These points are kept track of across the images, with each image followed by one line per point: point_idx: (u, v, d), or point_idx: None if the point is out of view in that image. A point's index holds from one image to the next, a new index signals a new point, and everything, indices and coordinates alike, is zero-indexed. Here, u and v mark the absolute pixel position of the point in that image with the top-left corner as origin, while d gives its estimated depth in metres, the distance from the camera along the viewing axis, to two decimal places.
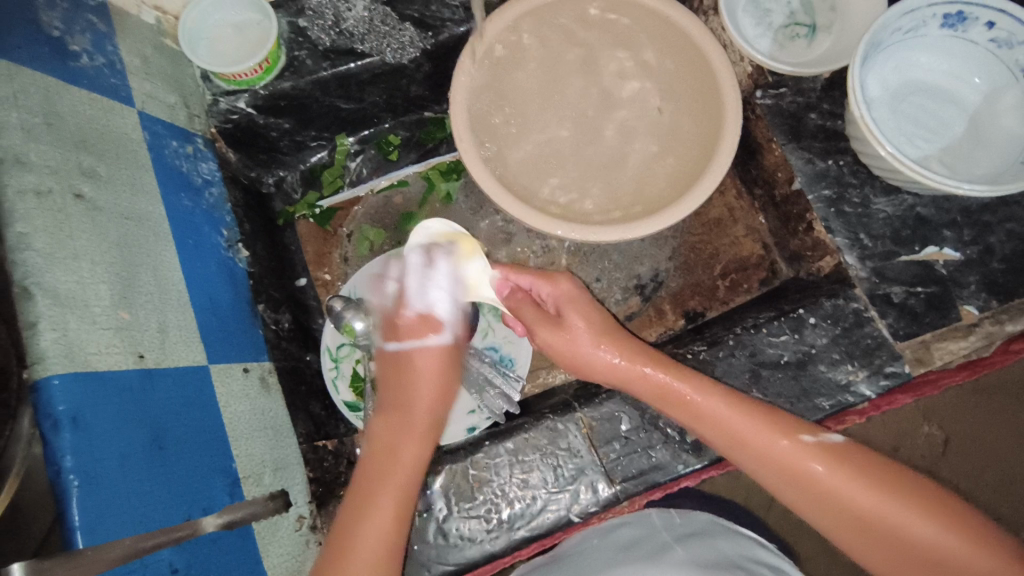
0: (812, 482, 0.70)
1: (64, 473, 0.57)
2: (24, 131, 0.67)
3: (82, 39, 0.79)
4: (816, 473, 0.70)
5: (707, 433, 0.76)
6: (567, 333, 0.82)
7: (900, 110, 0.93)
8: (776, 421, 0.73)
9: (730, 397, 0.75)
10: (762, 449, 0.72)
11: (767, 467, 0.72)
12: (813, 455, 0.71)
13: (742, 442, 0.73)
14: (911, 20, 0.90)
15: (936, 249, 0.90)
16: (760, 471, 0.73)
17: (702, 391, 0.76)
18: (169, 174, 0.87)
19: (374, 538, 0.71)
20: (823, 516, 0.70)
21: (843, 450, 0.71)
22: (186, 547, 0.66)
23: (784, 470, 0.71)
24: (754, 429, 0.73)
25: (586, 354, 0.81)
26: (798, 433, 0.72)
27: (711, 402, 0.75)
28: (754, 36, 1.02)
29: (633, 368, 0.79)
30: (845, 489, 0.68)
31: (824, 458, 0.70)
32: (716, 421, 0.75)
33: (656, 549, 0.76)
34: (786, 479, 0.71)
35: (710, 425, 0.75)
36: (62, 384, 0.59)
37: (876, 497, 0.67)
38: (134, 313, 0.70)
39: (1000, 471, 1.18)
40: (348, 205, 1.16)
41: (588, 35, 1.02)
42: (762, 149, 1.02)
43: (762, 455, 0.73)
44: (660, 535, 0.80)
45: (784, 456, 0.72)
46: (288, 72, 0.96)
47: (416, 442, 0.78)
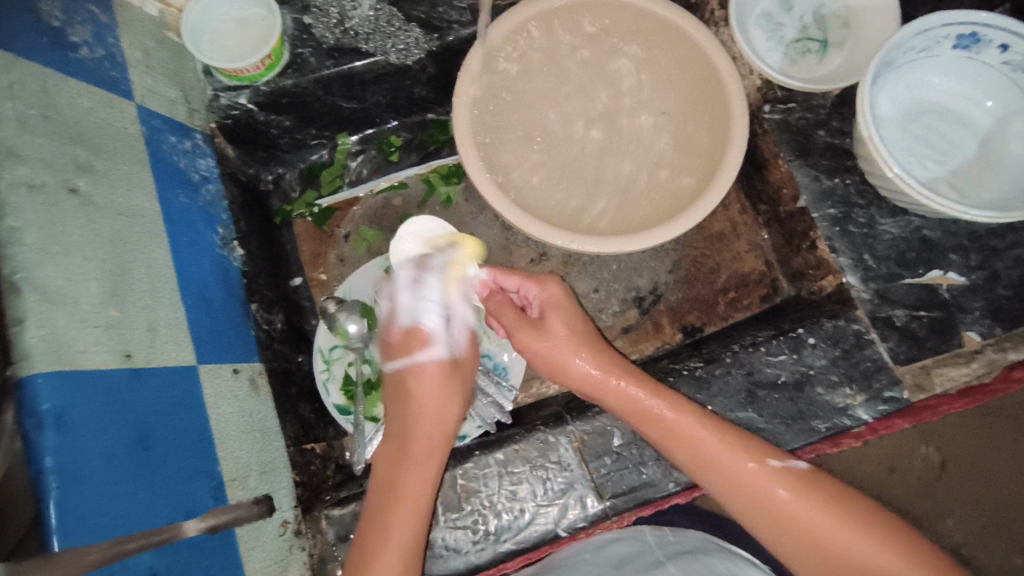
0: (775, 506, 0.69)
1: (45, 474, 0.56)
2: (19, 123, 0.66)
3: (83, 31, 0.78)
4: (779, 497, 0.69)
5: (674, 453, 0.75)
6: (549, 337, 0.81)
7: (910, 130, 0.92)
8: (744, 444, 0.73)
9: (700, 417, 0.75)
10: (725, 470, 0.72)
11: (730, 489, 0.72)
12: (778, 481, 0.70)
13: (710, 463, 0.73)
14: (924, 39, 0.88)
15: (941, 273, 0.89)
16: (723, 492, 0.73)
17: (675, 408, 0.75)
18: (166, 169, 0.86)
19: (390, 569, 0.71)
20: (781, 543, 0.68)
21: (807, 477, 0.70)
22: (166, 551, 0.65)
23: (747, 493, 0.71)
24: (718, 449, 0.73)
25: (565, 362, 0.80)
26: (766, 456, 0.72)
27: (681, 421, 0.75)
28: (764, 50, 1.01)
29: (611, 381, 0.78)
30: (807, 515, 0.68)
31: (788, 484, 0.70)
32: (685, 442, 0.74)
33: (645, 567, 0.74)
34: (750, 504, 0.71)
35: (678, 443, 0.75)
36: (47, 381, 0.59)
37: (836, 526, 0.66)
38: (124, 311, 0.69)
39: (996, 496, 1.17)
40: (347, 205, 1.15)
41: (595, 43, 1.01)
42: (768, 165, 1.01)
43: (726, 477, 0.72)
44: (653, 552, 0.78)
45: (747, 479, 0.71)
46: (291, 70, 0.95)
47: (421, 468, 0.77)
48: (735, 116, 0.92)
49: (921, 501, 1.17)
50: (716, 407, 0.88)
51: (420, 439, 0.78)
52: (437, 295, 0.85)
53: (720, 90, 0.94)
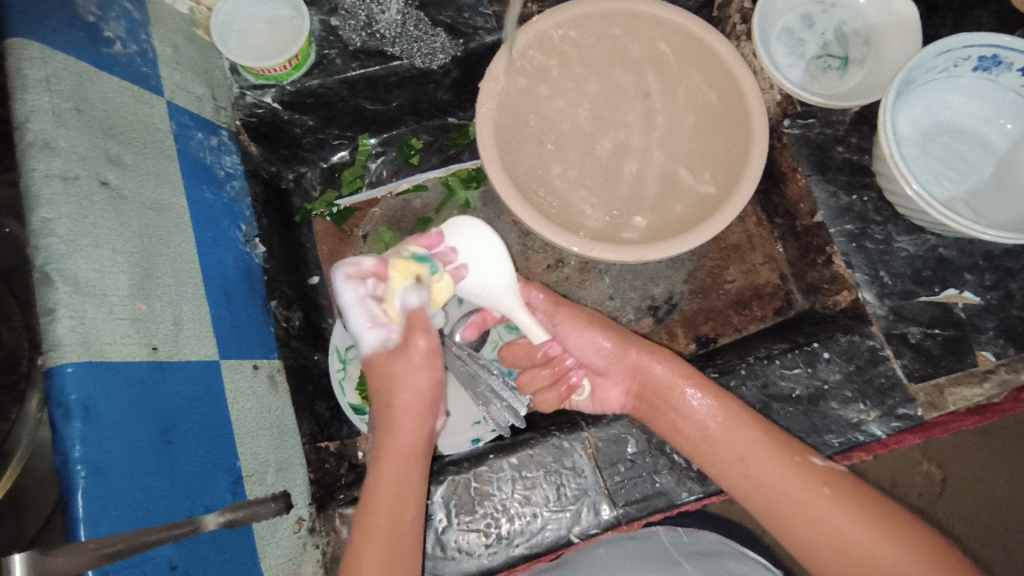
0: (816, 506, 0.70)
1: (72, 464, 0.57)
2: (54, 116, 0.67)
3: (116, 26, 0.79)
4: (821, 494, 0.70)
5: (711, 453, 0.77)
6: (582, 313, 0.85)
7: (928, 149, 0.92)
8: (779, 443, 0.75)
9: (741, 414, 0.77)
10: (770, 474, 0.73)
11: (770, 490, 0.73)
12: (818, 480, 0.71)
13: (747, 465, 0.75)
14: (944, 60, 0.89)
15: (956, 291, 0.89)
16: (759, 496, 0.74)
17: (711, 395, 0.78)
18: (193, 166, 0.86)
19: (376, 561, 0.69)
20: (818, 547, 0.69)
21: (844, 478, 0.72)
22: (185, 545, 0.65)
23: (788, 491, 0.72)
24: (758, 451, 0.74)
25: (593, 341, 0.83)
26: (808, 454, 0.74)
27: (716, 413, 0.78)
28: (785, 65, 1.02)
29: (644, 359, 0.81)
30: (840, 518, 0.68)
31: (829, 483, 0.71)
32: (726, 434, 0.76)
33: (664, 565, 0.79)
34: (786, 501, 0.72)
35: (719, 450, 0.76)
36: (75, 372, 0.59)
37: (873, 527, 0.67)
38: (150, 305, 0.70)
39: (996, 515, 1.17)
40: (366, 206, 1.16)
41: (618, 55, 1.01)
42: (786, 179, 1.02)
43: (764, 483, 0.73)
44: (669, 551, 0.83)
45: (785, 479, 0.72)
46: (317, 70, 0.96)
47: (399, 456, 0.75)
48: (755, 130, 0.93)
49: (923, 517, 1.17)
50: None
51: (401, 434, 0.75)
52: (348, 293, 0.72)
53: (741, 101, 0.96)
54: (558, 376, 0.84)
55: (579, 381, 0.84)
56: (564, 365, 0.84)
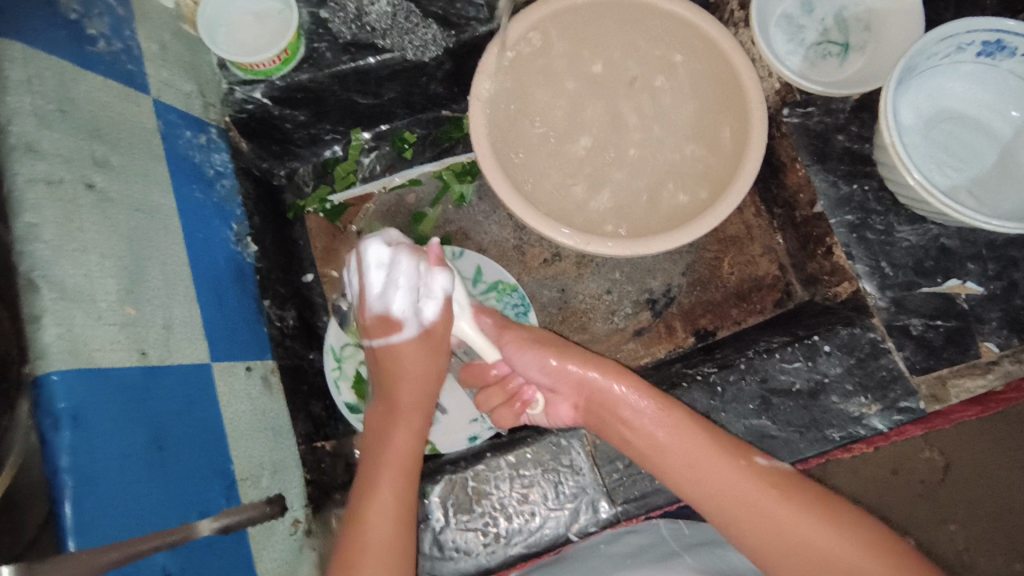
0: (766, 511, 0.67)
1: (61, 474, 0.56)
2: (38, 118, 0.65)
3: (100, 23, 0.77)
4: (770, 497, 0.67)
5: (660, 461, 0.73)
6: (524, 333, 0.80)
7: (931, 137, 0.91)
8: (726, 447, 0.72)
9: (681, 414, 0.74)
10: (720, 480, 0.70)
11: (717, 499, 0.69)
12: (765, 481, 0.69)
13: (698, 473, 0.71)
14: (946, 46, 0.87)
15: (959, 282, 0.88)
16: (713, 507, 0.70)
17: (655, 402, 0.75)
18: (181, 165, 0.85)
19: (379, 537, 0.70)
20: (773, 551, 0.66)
21: (791, 478, 0.69)
22: (180, 551, 0.64)
23: (738, 497, 0.68)
24: (706, 454, 0.71)
25: (535, 362, 0.78)
26: (752, 455, 0.71)
27: (661, 419, 0.74)
28: (784, 53, 1.00)
29: (586, 372, 0.77)
30: (794, 521, 0.65)
31: (776, 483, 0.69)
32: (672, 442, 0.73)
33: (662, 556, 0.73)
34: (736, 504, 0.68)
35: (666, 456, 0.73)
36: (63, 380, 0.59)
37: (825, 527, 0.64)
38: (140, 309, 0.69)
39: (999, 502, 1.16)
40: (360, 201, 1.15)
41: (612, 45, 0.99)
42: (785, 169, 1.01)
43: (716, 489, 0.70)
44: (669, 543, 0.76)
45: (732, 485, 0.69)
46: (307, 64, 0.94)
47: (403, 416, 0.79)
48: (754, 118, 0.91)
49: (925, 505, 1.17)
50: (730, 414, 0.87)
51: (403, 397, 0.79)
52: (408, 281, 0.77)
53: (739, 88, 0.93)
54: (512, 393, 0.82)
55: (533, 396, 0.81)
56: (517, 382, 0.82)
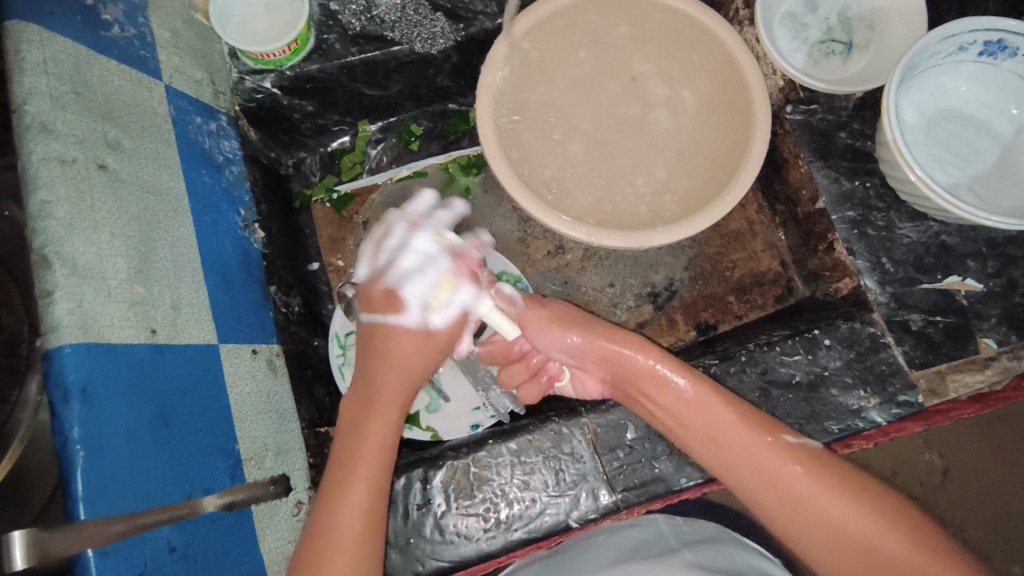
0: (787, 486, 0.67)
1: (71, 444, 0.57)
2: (52, 99, 0.67)
3: (114, 9, 0.79)
4: (792, 473, 0.67)
5: (685, 433, 0.74)
6: (550, 311, 0.79)
7: (933, 136, 0.92)
8: (752, 419, 0.71)
9: (711, 393, 0.73)
10: (746, 455, 0.70)
11: (741, 470, 0.70)
12: (790, 457, 0.68)
13: (724, 445, 0.71)
14: (948, 45, 0.88)
15: (959, 279, 0.89)
16: (736, 477, 0.71)
17: (690, 378, 0.73)
18: (191, 150, 0.86)
19: (348, 532, 0.66)
20: (796, 527, 0.66)
21: (818, 454, 0.69)
22: (186, 526, 0.65)
23: (761, 470, 0.69)
24: (734, 430, 0.71)
25: (557, 341, 0.77)
26: (781, 432, 0.71)
27: (692, 396, 0.73)
28: (787, 50, 1.01)
29: (618, 351, 0.75)
30: (815, 495, 0.65)
31: (800, 459, 0.68)
32: (697, 417, 0.72)
33: (662, 551, 0.75)
34: (759, 478, 0.69)
35: (690, 431, 0.73)
36: (73, 353, 0.59)
37: (844, 502, 0.64)
38: (149, 288, 0.70)
39: (998, 506, 1.17)
40: (365, 192, 1.15)
41: (616, 40, 1.01)
42: (788, 165, 1.02)
43: (739, 467, 0.70)
44: (668, 539, 0.80)
45: (758, 460, 0.69)
46: (316, 54, 0.96)
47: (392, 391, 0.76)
48: (758, 114, 0.92)
49: (924, 507, 1.17)
50: None
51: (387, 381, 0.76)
52: (427, 289, 0.77)
53: (742, 85, 0.95)
54: (536, 368, 0.85)
55: (559, 370, 0.85)
56: (541, 357, 0.84)
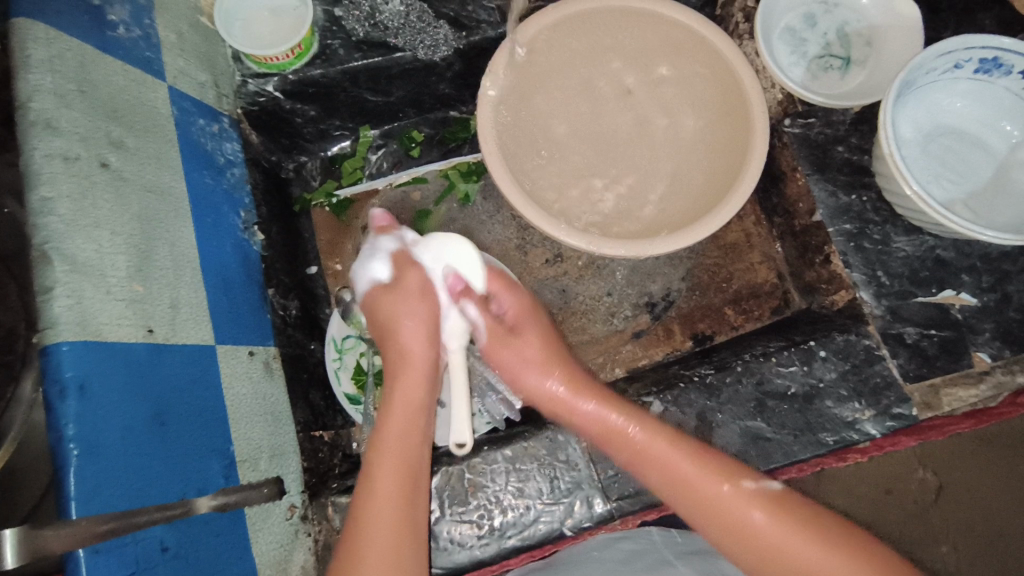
0: (753, 535, 0.66)
1: (66, 441, 0.57)
2: (57, 96, 0.67)
3: (121, 10, 0.79)
4: (756, 521, 0.67)
5: (647, 475, 0.73)
6: (518, 350, 0.81)
7: (929, 151, 0.93)
8: (710, 462, 0.71)
9: (666, 441, 0.73)
10: (708, 503, 0.69)
11: (701, 515, 0.69)
12: (753, 503, 0.68)
13: (687, 494, 0.70)
14: (944, 62, 0.89)
15: (953, 293, 0.89)
16: (700, 522, 0.70)
17: (642, 425, 0.74)
18: (193, 151, 0.86)
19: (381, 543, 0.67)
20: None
21: (782, 498, 0.68)
22: (178, 526, 0.65)
23: (724, 520, 0.68)
24: (695, 476, 0.70)
25: (527, 382, 0.80)
26: (741, 477, 0.70)
27: (648, 445, 0.73)
28: (787, 64, 1.02)
29: (575, 404, 0.78)
30: (784, 543, 0.65)
31: (764, 506, 0.67)
32: (658, 464, 0.72)
33: (654, 565, 0.75)
34: (725, 527, 0.68)
35: (651, 474, 0.73)
36: (71, 350, 0.59)
37: (814, 549, 0.63)
38: (148, 287, 0.70)
39: (992, 524, 1.17)
40: (365, 197, 1.16)
41: (621, 51, 1.02)
42: (785, 178, 1.02)
43: (705, 515, 0.69)
44: (661, 551, 0.79)
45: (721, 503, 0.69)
46: (319, 60, 0.96)
47: (409, 381, 0.77)
48: (756, 128, 0.93)
49: (918, 524, 1.17)
50: (725, 414, 0.88)
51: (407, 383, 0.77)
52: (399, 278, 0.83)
53: (742, 98, 0.96)
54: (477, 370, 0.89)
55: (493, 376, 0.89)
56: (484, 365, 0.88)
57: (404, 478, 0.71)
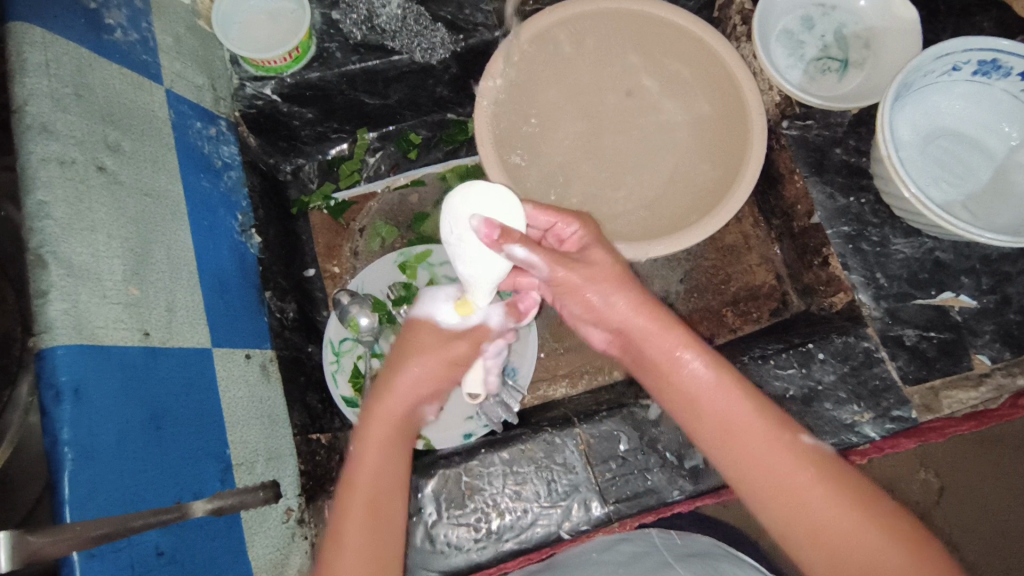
0: (804, 496, 0.59)
1: (60, 445, 0.57)
2: (53, 101, 0.67)
3: (118, 14, 0.79)
4: (810, 481, 0.60)
5: (692, 416, 0.66)
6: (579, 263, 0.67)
7: (928, 153, 0.92)
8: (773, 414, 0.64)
9: (728, 376, 0.65)
10: (757, 455, 0.62)
11: (751, 469, 0.62)
12: (809, 464, 0.61)
13: (736, 440, 0.63)
14: (942, 64, 0.89)
15: (952, 295, 0.89)
16: (742, 476, 0.62)
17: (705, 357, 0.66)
18: (190, 154, 0.87)
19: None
20: (804, 542, 0.58)
21: (840, 465, 0.62)
22: (174, 530, 0.65)
23: (774, 477, 0.61)
24: (750, 425, 0.63)
25: (587, 297, 0.67)
26: (799, 432, 0.63)
27: (707, 380, 0.65)
28: (784, 67, 1.02)
29: (641, 321, 0.67)
30: (831, 509, 0.58)
31: (819, 467, 0.61)
32: (710, 404, 0.64)
33: (655, 566, 0.73)
34: (774, 485, 0.61)
35: (699, 411, 0.65)
36: (66, 354, 0.59)
37: (863, 519, 0.57)
38: (144, 291, 0.70)
39: (994, 526, 1.16)
40: (363, 199, 1.17)
41: (619, 53, 1.01)
42: (783, 180, 1.02)
43: (753, 468, 0.62)
44: (662, 553, 0.77)
45: (775, 459, 0.61)
46: (317, 63, 0.96)
47: (390, 400, 0.68)
48: (755, 130, 0.93)
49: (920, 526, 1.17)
50: None
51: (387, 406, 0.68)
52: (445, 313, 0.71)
53: (739, 101, 0.96)
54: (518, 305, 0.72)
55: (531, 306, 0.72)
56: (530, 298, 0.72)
57: (375, 506, 0.64)
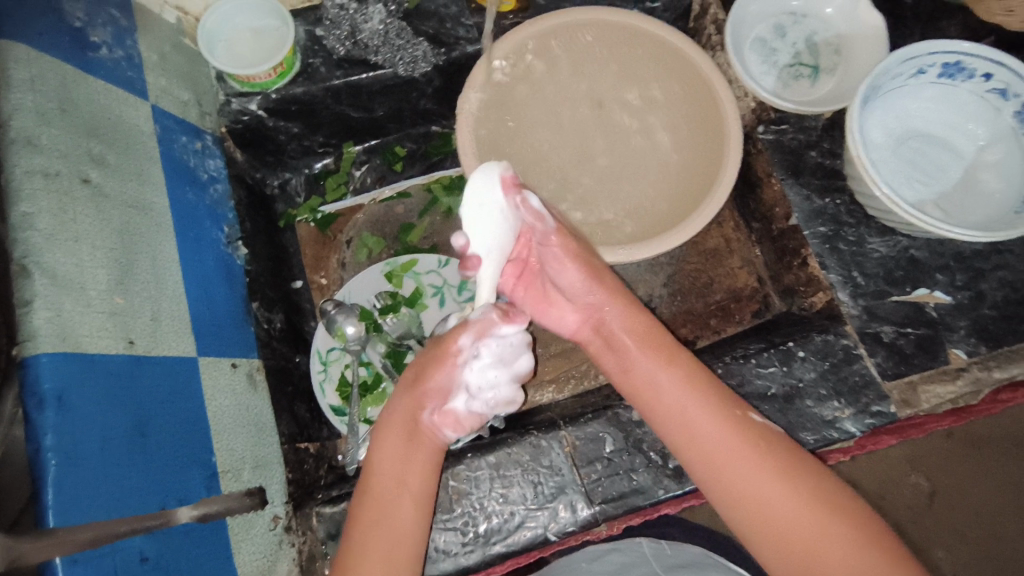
0: (744, 470, 0.65)
1: (43, 451, 0.58)
2: (38, 115, 0.68)
3: (103, 32, 0.81)
4: (751, 457, 0.66)
5: (647, 402, 0.72)
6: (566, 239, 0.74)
7: (899, 154, 0.94)
8: (721, 399, 0.69)
9: (683, 362, 0.72)
10: (703, 434, 0.68)
11: (700, 445, 0.68)
12: (749, 441, 0.67)
13: (687, 422, 0.69)
14: (909, 67, 0.92)
15: (927, 291, 0.91)
16: (694, 457, 0.68)
17: (665, 350, 0.72)
18: (176, 168, 0.88)
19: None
20: (742, 517, 0.65)
21: (783, 441, 0.67)
22: (158, 536, 0.65)
23: (718, 456, 0.67)
24: (700, 408, 0.69)
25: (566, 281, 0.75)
26: (746, 410, 0.70)
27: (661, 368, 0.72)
28: (758, 73, 1.04)
29: (601, 303, 0.75)
30: (765, 484, 0.64)
31: (760, 443, 0.67)
32: (661, 391, 0.71)
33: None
34: (715, 465, 0.67)
35: (652, 397, 0.72)
36: (50, 361, 0.60)
37: (794, 497, 0.63)
38: (129, 300, 0.71)
39: (986, 528, 1.17)
40: (349, 211, 1.18)
41: (595, 62, 1.04)
42: (761, 184, 1.04)
43: (700, 445, 0.68)
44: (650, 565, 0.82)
45: (720, 438, 0.67)
46: (302, 77, 0.99)
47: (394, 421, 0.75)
48: (731, 135, 0.95)
49: (912, 529, 1.18)
50: None
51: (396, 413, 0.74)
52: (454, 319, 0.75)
53: (716, 107, 0.97)
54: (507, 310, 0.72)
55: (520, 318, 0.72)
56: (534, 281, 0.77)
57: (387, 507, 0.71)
